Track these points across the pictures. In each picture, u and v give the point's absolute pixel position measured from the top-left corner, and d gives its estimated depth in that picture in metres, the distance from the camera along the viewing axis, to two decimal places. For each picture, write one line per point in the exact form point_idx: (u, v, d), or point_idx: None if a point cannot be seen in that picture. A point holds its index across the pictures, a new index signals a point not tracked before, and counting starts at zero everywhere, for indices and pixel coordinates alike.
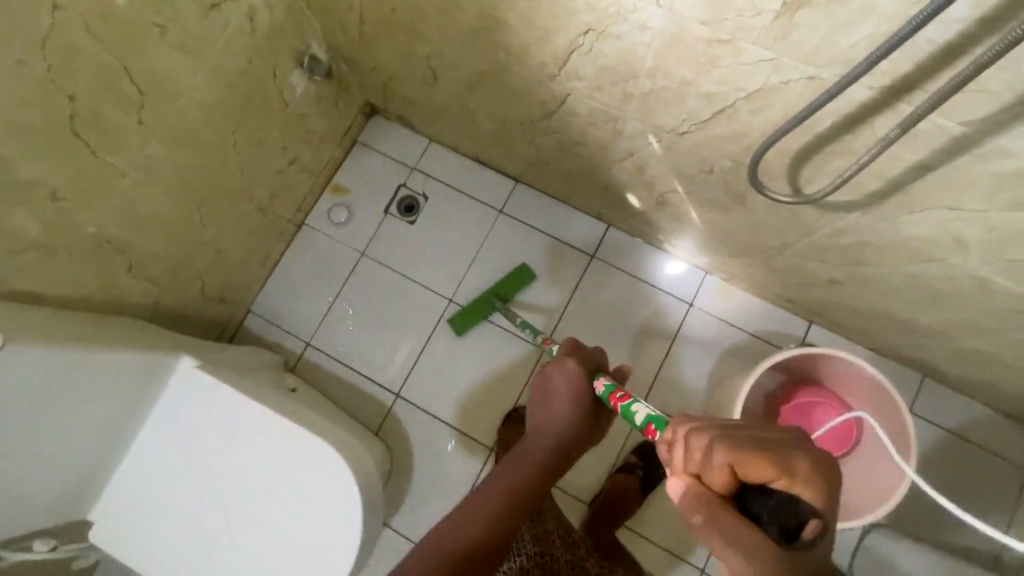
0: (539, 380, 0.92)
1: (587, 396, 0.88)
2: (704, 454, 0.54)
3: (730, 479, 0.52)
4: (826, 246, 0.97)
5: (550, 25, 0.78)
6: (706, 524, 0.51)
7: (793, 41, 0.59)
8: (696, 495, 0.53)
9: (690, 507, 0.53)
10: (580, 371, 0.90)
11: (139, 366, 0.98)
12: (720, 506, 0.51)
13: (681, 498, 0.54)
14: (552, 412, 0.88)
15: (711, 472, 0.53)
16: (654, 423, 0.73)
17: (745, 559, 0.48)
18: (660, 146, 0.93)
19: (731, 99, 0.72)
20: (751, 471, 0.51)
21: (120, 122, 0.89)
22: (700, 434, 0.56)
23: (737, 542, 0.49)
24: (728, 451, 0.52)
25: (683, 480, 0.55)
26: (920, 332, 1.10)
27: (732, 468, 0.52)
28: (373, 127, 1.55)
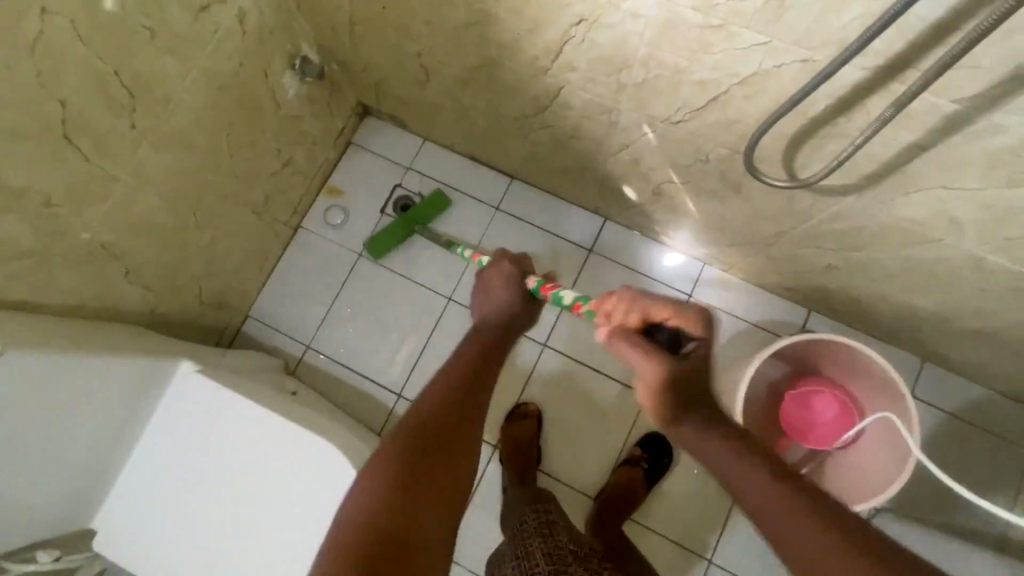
0: (477, 280, 0.97)
1: (524, 289, 0.92)
2: (629, 305, 0.75)
3: (639, 319, 0.75)
4: (823, 232, 0.97)
5: (541, 17, 0.78)
6: (622, 342, 0.71)
7: (786, 24, 0.59)
8: (616, 330, 0.73)
9: (609, 337, 0.74)
10: (511, 268, 0.94)
11: (137, 372, 0.98)
12: (630, 334, 0.72)
13: (609, 337, 0.74)
14: (488, 303, 0.91)
15: (628, 313, 0.75)
16: (580, 300, 0.84)
17: (646, 360, 0.68)
18: (654, 136, 0.93)
19: (725, 85, 0.72)
20: (655, 312, 0.74)
21: (112, 126, 0.88)
22: (623, 293, 0.77)
23: (654, 361, 0.67)
24: (641, 304, 0.75)
25: (610, 327, 0.75)
26: (919, 315, 1.10)
27: (641, 313, 0.75)
28: (366, 127, 1.55)
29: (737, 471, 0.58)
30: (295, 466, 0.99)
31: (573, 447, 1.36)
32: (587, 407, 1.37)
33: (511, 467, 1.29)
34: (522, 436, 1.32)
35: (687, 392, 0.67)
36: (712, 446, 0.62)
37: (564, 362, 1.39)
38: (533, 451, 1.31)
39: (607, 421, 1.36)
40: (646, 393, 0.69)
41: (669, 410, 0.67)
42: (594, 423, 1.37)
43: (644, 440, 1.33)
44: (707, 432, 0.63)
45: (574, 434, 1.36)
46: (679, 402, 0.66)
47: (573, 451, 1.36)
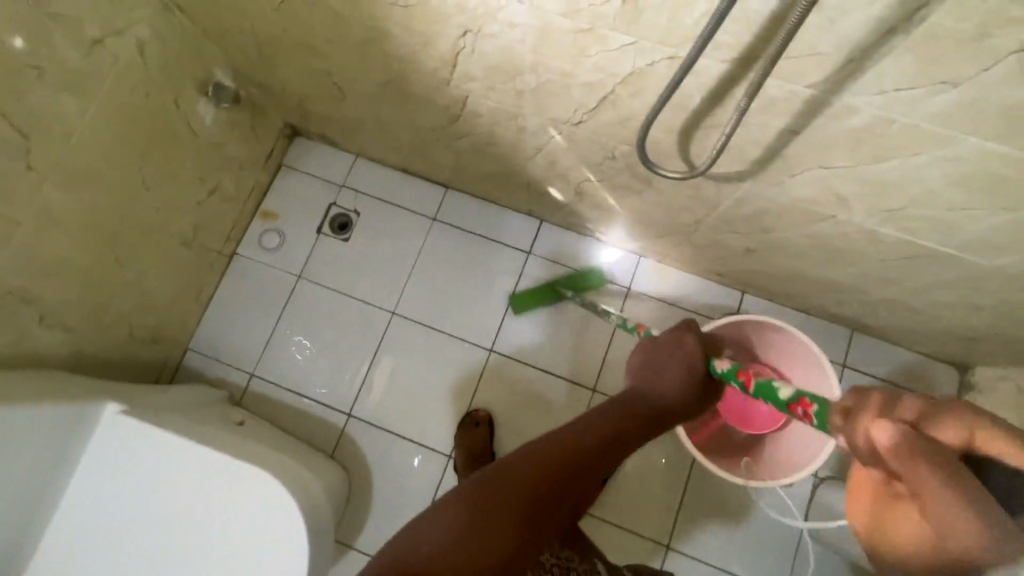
0: (647, 348, 0.87)
1: (702, 370, 0.83)
2: (930, 412, 0.44)
3: (964, 442, 0.43)
4: (734, 218, 1.00)
5: (430, 31, 0.79)
6: (927, 466, 0.40)
7: (644, 24, 0.61)
8: (920, 438, 0.42)
9: (896, 455, 0.43)
10: (699, 345, 0.85)
11: (53, 420, 0.94)
12: (944, 458, 0.41)
13: (890, 441, 0.43)
14: (658, 377, 0.83)
15: (940, 429, 0.44)
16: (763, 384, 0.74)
17: (965, 516, 0.38)
18: (561, 138, 0.95)
19: (609, 85, 0.74)
20: (1002, 449, 0.42)
21: (7, 169, 0.86)
22: (879, 390, 0.49)
23: (964, 493, 0.39)
24: (913, 400, 0.46)
25: (897, 425, 0.44)
26: (836, 289, 1.15)
27: (967, 432, 0.43)
28: (297, 148, 1.54)
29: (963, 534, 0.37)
30: (235, 498, 0.98)
31: None
32: (538, 408, 1.38)
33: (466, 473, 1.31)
34: (475, 444, 1.33)
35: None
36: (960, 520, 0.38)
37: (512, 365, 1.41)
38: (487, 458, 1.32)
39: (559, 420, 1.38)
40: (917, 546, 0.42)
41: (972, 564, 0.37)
42: (545, 423, 1.38)
43: None
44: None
45: (527, 435, 1.37)
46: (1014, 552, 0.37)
47: None
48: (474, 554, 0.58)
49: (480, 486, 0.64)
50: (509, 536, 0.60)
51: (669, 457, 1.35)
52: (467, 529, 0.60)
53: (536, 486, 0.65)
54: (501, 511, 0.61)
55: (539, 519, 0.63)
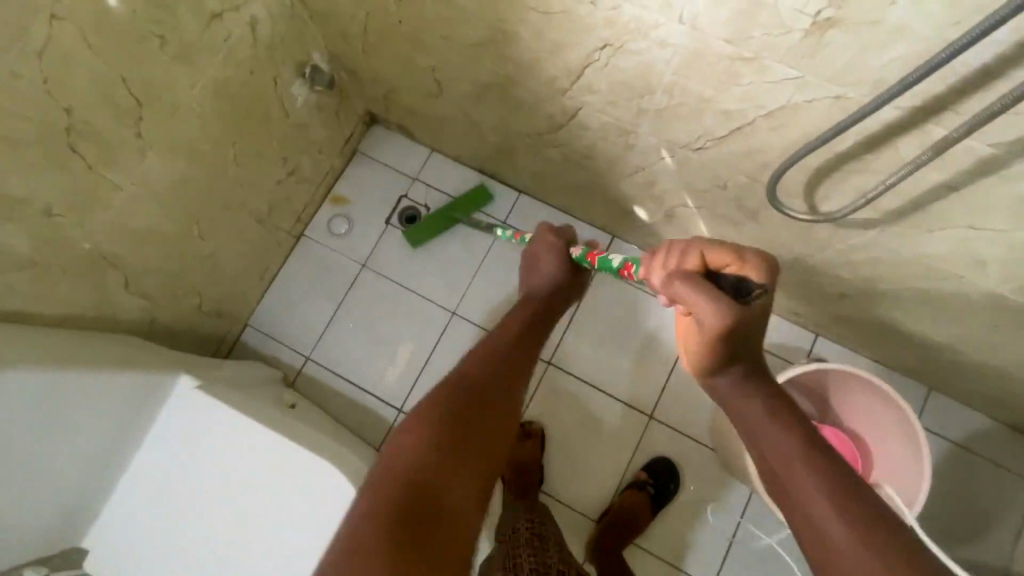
0: (525, 254, 1.03)
1: (567, 253, 0.98)
2: (679, 254, 0.64)
3: (696, 262, 0.62)
4: (839, 262, 0.96)
5: (563, 40, 0.76)
6: (677, 287, 0.60)
7: (821, 60, 0.58)
8: (672, 274, 0.62)
9: (666, 288, 0.63)
10: (558, 240, 1.00)
11: (133, 386, 0.95)
12: (698, 281, 0.60)
13: (658, 283, 0.66)
14: (539, 273, 0.99)
15: (683, 260, 0.63)
16: (630, 261, 0.76)
17: (719, 309, 0.57)
18: (672, 161, 0.91)
19: (751, 116, 0.71)
20: (721, 259, 0.61)
21: (119, 135, 0.86)
22: (690, 247, 0.63)
23: (706, 295, 0.58)
24: (697, 244, 0.63)
25: (660, 272, 0.66)
26: (931, 347, 1.09)
27: (701, 255, 0.62)
28: (373, 137, 1.53)
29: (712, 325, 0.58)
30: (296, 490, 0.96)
31: (574, 468, 1.34)
32: (591, 427, 1.35)
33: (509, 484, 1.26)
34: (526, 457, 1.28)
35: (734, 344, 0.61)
36: (706, 316, 0.58)
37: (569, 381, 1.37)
38: (535, 474, 1.27)
39: (611, 442, 1.34)
40: (695, 341, 0.63)
41: (720, 346, 0.61)
42: (597, 444, 1.34)
43: (651, 465, 1.30)
44: (740, 381, 0.65)
45: (577, 454, 1.34)
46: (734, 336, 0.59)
47: (575, 471, 1.34)
48: (452, 475, 0.64)
49: (423, 426, 0.68)
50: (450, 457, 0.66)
51: (722, 495, 1.30)
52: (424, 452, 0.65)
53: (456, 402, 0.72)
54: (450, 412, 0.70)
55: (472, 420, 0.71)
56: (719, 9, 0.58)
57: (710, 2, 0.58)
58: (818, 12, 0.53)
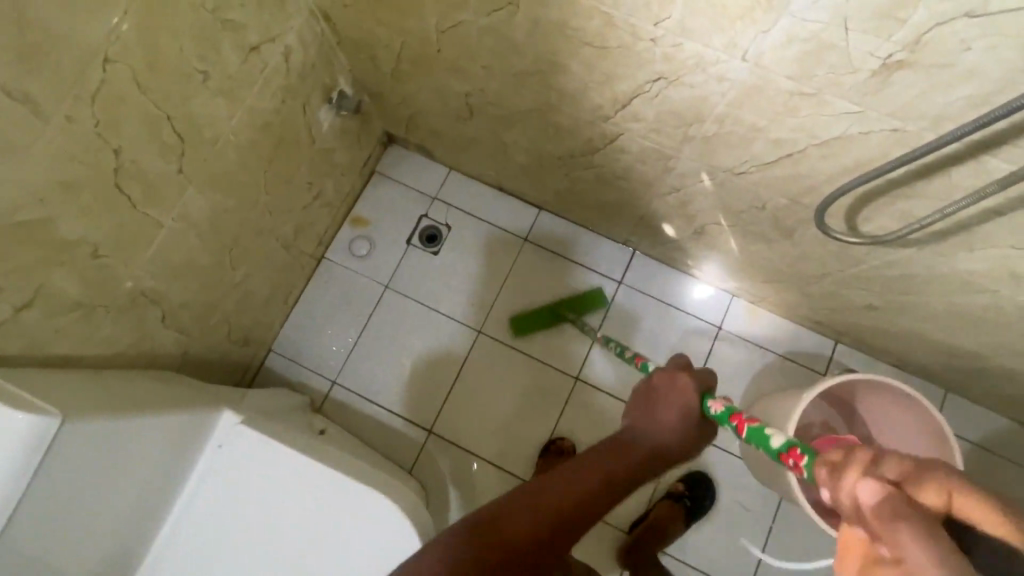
0: (643, 386, 0.79)
1: (697, 411, 0.76)
2: (874, 464, 0.45)
3: (945, 506, 0.39)
4: (873, 276, 0.99)
5: (614, 72, 0.78)
6: (913, 529, 0.37)
7: (884, 97, 0.60)
8: (893, 499, 0.40)
9: (880, 515, 0.39)
10: (694, 387, 0.77)
11: (180, 425, 0.93)
12: (931, 522, 0.37)
13: (877, 501, 0.41)
14: (657, 420, 0.74)
15: (917, 489, 0.40)
16: (800, 447, 0.65)
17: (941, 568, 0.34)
18: (712, 183, 0.93)
19: (803, 145, 0.73)
20: (983, 520, 0.38)
21: (161, 171, 0.85)
22: (894, 454, 0.45)
23: (928, 539, 0.36)
24: (938, 477, 0.40)
25: (876, 483, 0.42)
26: (952, 353, 1.13)
27: (950, 494, 0.39)
28: (391, 156, 1.52)
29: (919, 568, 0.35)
30: (344, 521, 0.94)
31: None
32: None
33: None
34: None
35: None
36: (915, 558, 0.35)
37: (597, 395, 1.38)
38: None
39: None
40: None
41: None
42: None
43: (686, 477, 1.32)
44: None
45: None
46: None
47: None
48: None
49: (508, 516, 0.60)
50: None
51: (754, 503, 1.32)
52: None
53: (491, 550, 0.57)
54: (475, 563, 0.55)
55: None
56: (787, 50, 0.60)
57: (779, 43, 0.60)
58: (890, 55, 0.55)
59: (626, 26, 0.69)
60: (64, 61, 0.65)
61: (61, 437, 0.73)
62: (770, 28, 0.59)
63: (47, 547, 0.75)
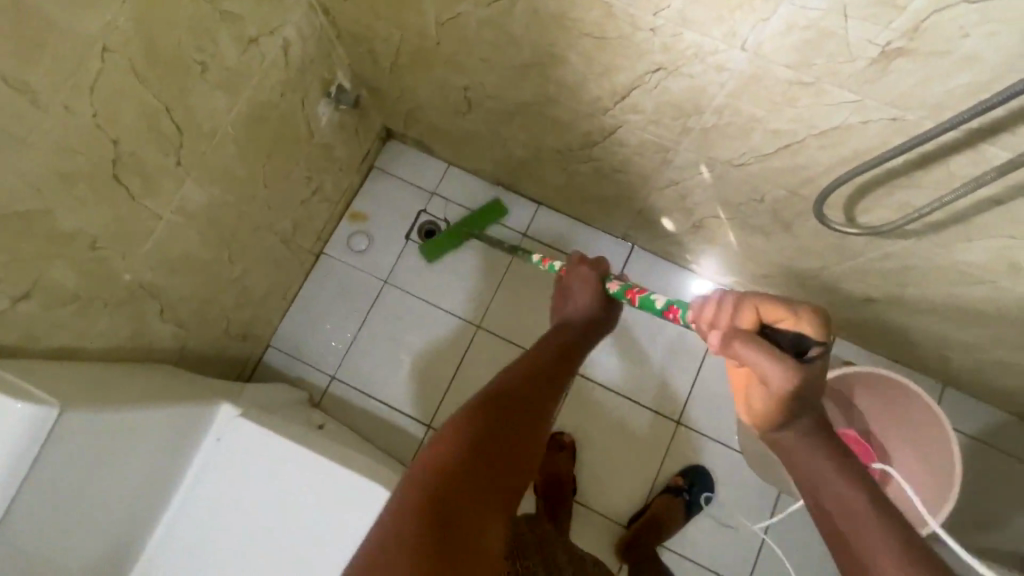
0: (557, 283, 0.98)
1: (602, 287, 0.92)
2: (735, 305, 0.65)
3: (754, 322, 0.64)
4: (871, 268, 0.99)
5: (613, 63, 0.78)
6: (741, 343, 0.61)
7: (884, 86, 0.60)
8: (730, 332, 0.63)
9: (723, 343, 0.63)
10: (594, 272, 0.93)
11: (179, 418, 0.93)
12: (753, 338, 0.61)
13: (719, 341, 0.64)
14: (570, 306, 0.93)
15: (738, 316, 0.65)
16: (676, 304, 0.79)
17: (771, 358, 0.59)
18: (710, 176, 0.94)
19: (802, 136, 0.73)
20: (777, 317, 0.62)
21: (160, 163, 0.85)
22: (733, 295, 0.66)
23: (760, 350, 0.59)
24: (750, 301, 0.64)
25: (718, 331, 0.65)
26: (949, 345, 1.13)
27: (755, 311, 0.63)
28: (389, 152, 1.52)
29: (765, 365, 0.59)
30: (343, 515, 0.94)
31: (607, 476, 1.34)
32: (621, 435, 1.36)
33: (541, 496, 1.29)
34: (558, 467, 1.29)
35: (801, 397, 0.61)
36: (755, 355, 0.60)
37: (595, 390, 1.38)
38: (568, 484, 1.29)
39: (642, 449, 1.35)
40: (764, 399, 0.63)
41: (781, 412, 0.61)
42: (628, 451, 1.35)
43: (684, 471, 1.32)
44: (813, 431, 0.61)
45: (608, 461, 1.35)
46: (800, 398, 0.61)
47: (608, 479, 1.34)
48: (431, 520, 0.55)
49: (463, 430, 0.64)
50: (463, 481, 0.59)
51: (753, 497, 1.32)
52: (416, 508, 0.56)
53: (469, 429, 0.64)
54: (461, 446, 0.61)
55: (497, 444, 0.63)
56: (786, 38, 0.60)
57: (778, 32, 0.60)
58: (889, 43, 0.55)
59: (625, 17, 0.69)
60: (62, 51, 0.65)
61: (60, 429, 0.73)
62: (769, 17, 0.59)
63: (45, 540, 0.75)
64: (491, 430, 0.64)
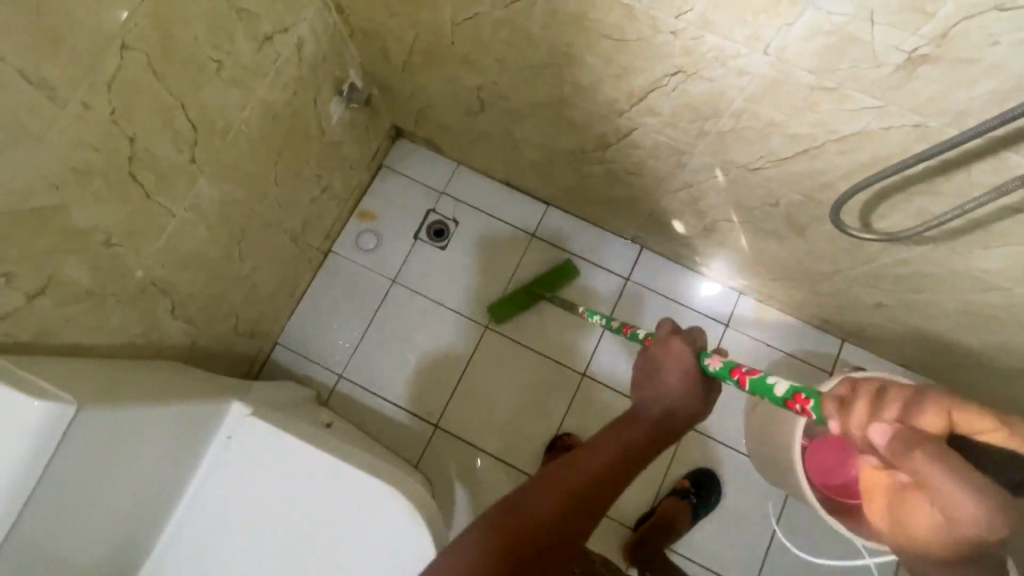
0: (642, 355, 0.86)
1: (698, 369, 0.81)
2: (914, 410, 0.48)
3: (942, 423, 0.48)
4: (884, 274, 0.99)
5: (631, 65, 0.78)
6: (929, 458, 0.44)
7: (906, 92, 0.60)
8: (909, 433, 0.47)
9: (900, 452, 0.46)
10: (688, 347, 0.82)
11: (189, 416, 0.93)
12: (949, 451, 0.44)
13: (888, 443, 0.48)
14: (662, 384, 0.80)
15: (916, 416, 0.48)
16: (805, 392, 0.65)
17: (979, 496, 0.41)
18: (725, 180, 0.93)
19: (820, 141, 0.73)
20: (977, 425, 0.46)
21: (174, 161, 0.84)
22: (895, 387, 0.52)
23: (959, 470, 0.42)
24: (937, 401, 0.48)
25: (885, 425, 0.49)
26: (960, 352, 1.13)
27: (945, 416, 0.48)
28: (398, 151, 1.52)
29: (955, 491, 0.42)
30: (353, 515, 0.94)
31: None
32: None
33: None
34: None
35: (993, 552, 0.43)
36: (943, 480, 0.42)
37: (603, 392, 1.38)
38: None
39: None
40: (932, 525, 0.44)
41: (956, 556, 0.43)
42: None
43: (691, 475, 1.32)
44: None
45: None
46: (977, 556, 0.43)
47: None
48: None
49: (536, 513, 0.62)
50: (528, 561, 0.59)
51: (759, 500, 1.32)
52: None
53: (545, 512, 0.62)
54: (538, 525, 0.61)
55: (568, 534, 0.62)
56: (809, 43, 0.60)
57: (802, 37, 0.60)
58: (914, 49, 0.55)
59: (645, 19, 0.69)
60: (81, 47, 0.64)
61: (75, 425, 0.73)
62: (794, 21, 0.59)
63: (57, 537, 0.75)
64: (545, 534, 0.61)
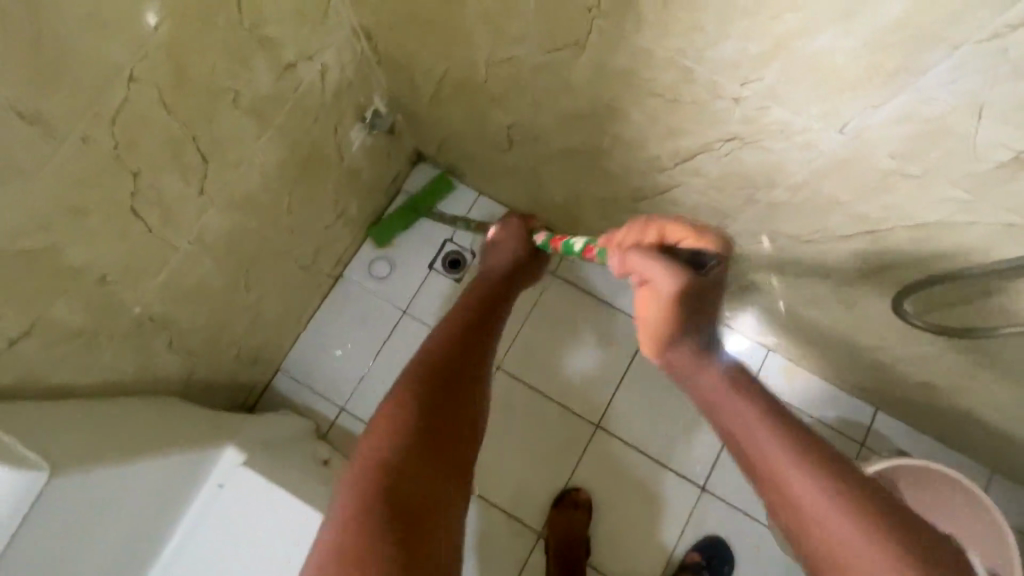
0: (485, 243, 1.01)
1: (525, 241, 0.96)
2: (643, 226, 0.63)
3: (657, 240, 0.63)
4: (937, 354, 0.91)
5: (682, 126, 0.71)
6: (642, 253, 0.60)
7: (1003, 190, 0.53)
8: (632, 247, 0.62)
9: (625, 258, 0.63)
10: (522, 225, 0.99)
11: (180, 463, 0.86)
12: (652, 248, 0.61)
13: (621, 261, 0.64)
14: (495, 255, 0.97)
15: (642, 236, 0.63)
16: (592, 243, 0.75)
17: (675, 273, 0.58)
18: (771, 246, 0.86)
19: (889, 224, 0.65)
20: (681, 232, 0.62)
21: (181, 193, 0.79)
22: (640, 221, 0.64)
23: (674, 267, 0.58)
24: (660, 224, 0.63)
25: (619, 253, 0.65)
26: (1012, 438, 1.04)
27: (661, 233, 0.63)
28: (418, 175, 1.42)
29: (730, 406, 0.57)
30: None
31: (623, 540, 1.26)
32: (641, 496, 1.28)
33: (553, 558, 1.20)
34: (572, 528, 1.21)
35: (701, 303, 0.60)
36: (657, 266, 0.59)
37: (615, 444, 1.31)
38: (581, 548, 1.21)
39: (662, 514, 1.27)
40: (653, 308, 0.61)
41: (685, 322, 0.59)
42: (646, 513, 1.27)
43: (704, 545, 1.23)
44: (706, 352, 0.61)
45: (625, 523, 1.27)
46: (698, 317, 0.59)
47: (624, 544, 1.26)
48: (444, 444, 0.62)
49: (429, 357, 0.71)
50: (427, 448, 0.61)
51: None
52: (425, 410, 0.63)
53: (425, 382, 0.66)
54: (450, 354, 0.71)
55: (465, 385, 0.68)
56: (894, 128, 0.53)
57: (889, 122, 0.53)
58: None
59: (705, 83, 0.62)
60: (85, 81, 0.59)
61: (52, 487, 0.67)
62: (882, 104, 0.52)
63: None
64: (438, 374, 0.68)
